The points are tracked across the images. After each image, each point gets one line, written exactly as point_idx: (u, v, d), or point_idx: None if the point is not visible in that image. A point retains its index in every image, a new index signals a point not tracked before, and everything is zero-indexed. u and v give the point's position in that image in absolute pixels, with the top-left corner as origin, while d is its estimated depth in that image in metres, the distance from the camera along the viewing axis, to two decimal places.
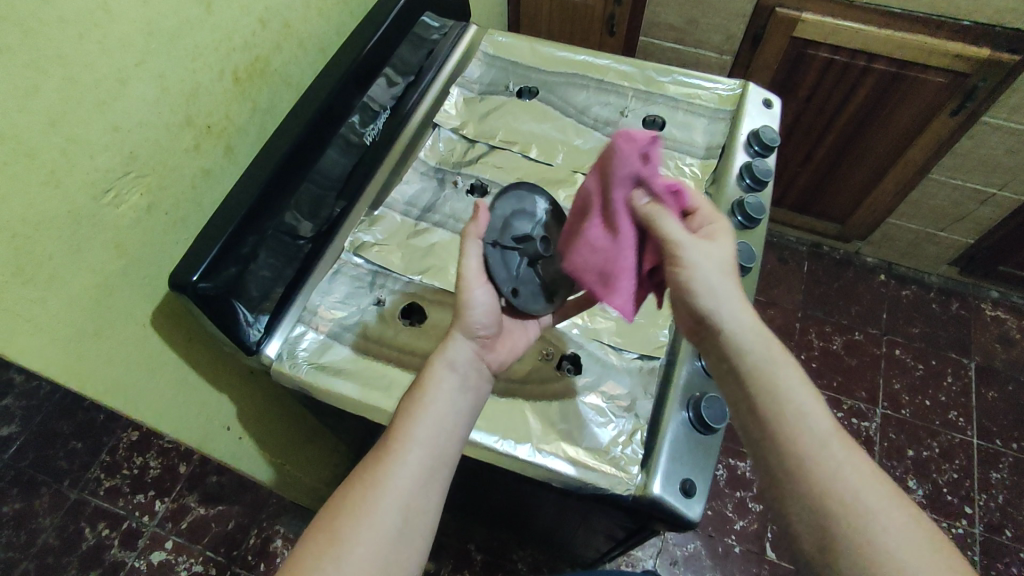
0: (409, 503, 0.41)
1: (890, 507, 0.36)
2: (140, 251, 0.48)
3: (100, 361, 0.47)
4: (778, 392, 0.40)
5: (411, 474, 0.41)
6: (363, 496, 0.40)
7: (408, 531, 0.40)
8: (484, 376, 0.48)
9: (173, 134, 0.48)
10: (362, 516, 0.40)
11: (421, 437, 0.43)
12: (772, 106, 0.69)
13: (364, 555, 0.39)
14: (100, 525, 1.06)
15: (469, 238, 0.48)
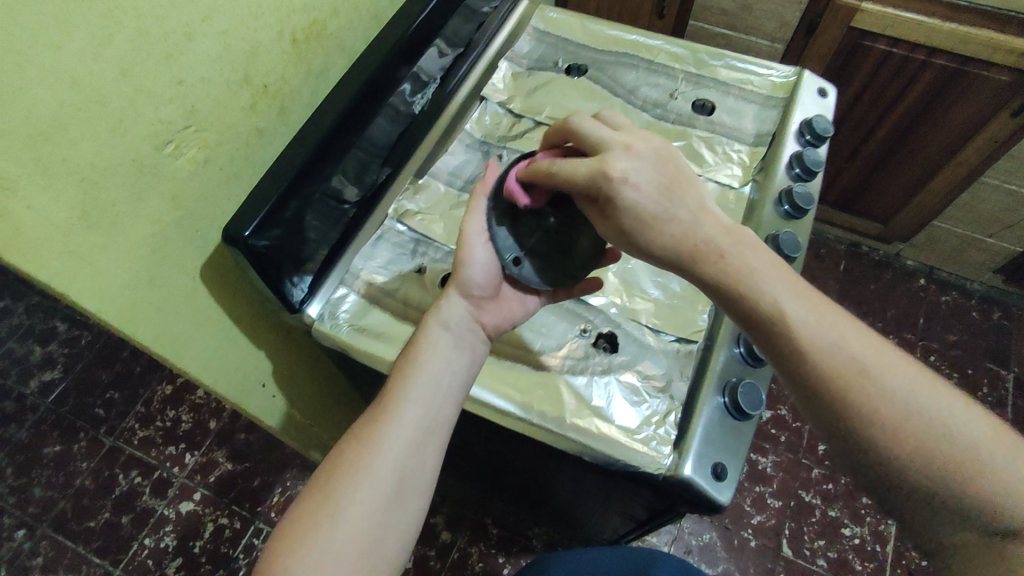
0: (405, 459, 0.44)
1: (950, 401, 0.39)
2: (196, 204, 0.49)
3: (152, 308, 0.49)
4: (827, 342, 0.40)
5: (407, 432, 0.44)
6: (361, 453, 0.43)
7: (404, 484, 0.44)
8: (479, 337, 0.50)
9: (232, 92, 0.49)
10: (360, 470, 0.43)
11: (416, 399, 0.45)
12: (827, 96, 0.67)
13: (359, 506, 0.42)
14: (134, 472, 1.11)
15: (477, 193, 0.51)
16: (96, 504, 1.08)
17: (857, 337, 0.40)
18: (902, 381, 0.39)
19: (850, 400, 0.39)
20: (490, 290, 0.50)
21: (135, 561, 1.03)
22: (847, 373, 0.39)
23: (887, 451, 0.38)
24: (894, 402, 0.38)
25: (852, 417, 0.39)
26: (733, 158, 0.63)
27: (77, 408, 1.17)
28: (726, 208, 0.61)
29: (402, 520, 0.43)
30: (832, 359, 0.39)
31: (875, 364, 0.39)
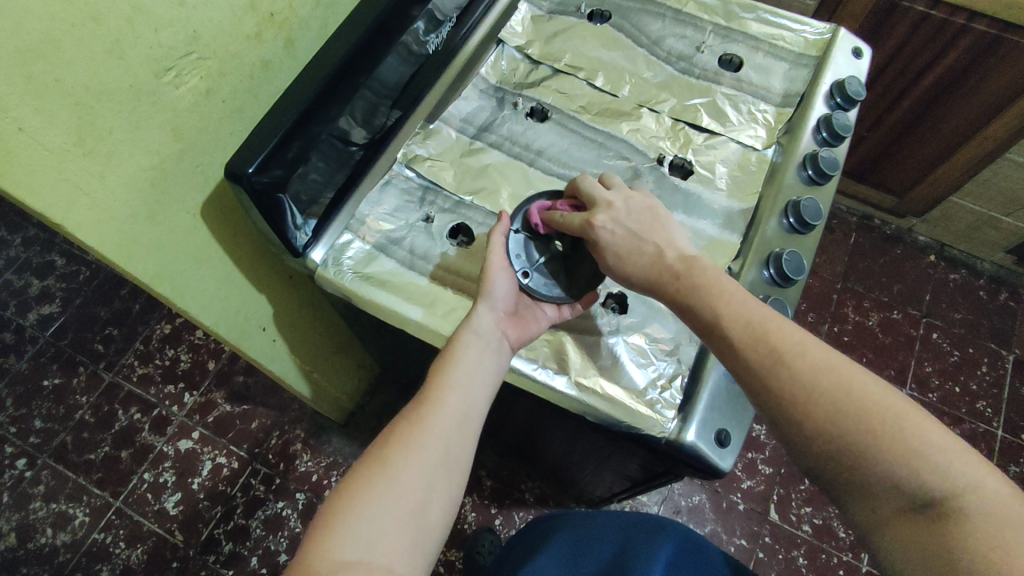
0: (449, 442, 0.44)
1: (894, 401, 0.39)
2: (196, 137, 0.47)
3: (151, 244, 0.47)
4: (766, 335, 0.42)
5: (451, 415, 0.44)
6: (408, 434, 0.43)
7: (448, 468, 0.43)
8: (506, 345, 0.48)
9: (237, 19, 0.46)
10: (408, 451, 0.42)
11: (461, 383, 0.45)
12: (861, 57, 0.64)
13: (412, 479, 0.41)
14: (133, 408, 1.11)
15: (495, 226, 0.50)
16: (96, 438, 1.09)
17: (793, 336, 0.42)
18: (839, 378, 0.40)
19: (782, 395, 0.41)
20: (512, 306, 0.49)
21: (134, 494, 1.05)
22: (780, 369, 0.41)
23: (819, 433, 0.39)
24: (828, 399, 0.40)
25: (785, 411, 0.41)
26: (757, 119, 0.61)
27: (76, 343, 1.17)
28: (747, 169, 0.58)
29: (449, 497, 0.43)
30: (769, 353, 0.42)
31: (808, 351, 0.41)
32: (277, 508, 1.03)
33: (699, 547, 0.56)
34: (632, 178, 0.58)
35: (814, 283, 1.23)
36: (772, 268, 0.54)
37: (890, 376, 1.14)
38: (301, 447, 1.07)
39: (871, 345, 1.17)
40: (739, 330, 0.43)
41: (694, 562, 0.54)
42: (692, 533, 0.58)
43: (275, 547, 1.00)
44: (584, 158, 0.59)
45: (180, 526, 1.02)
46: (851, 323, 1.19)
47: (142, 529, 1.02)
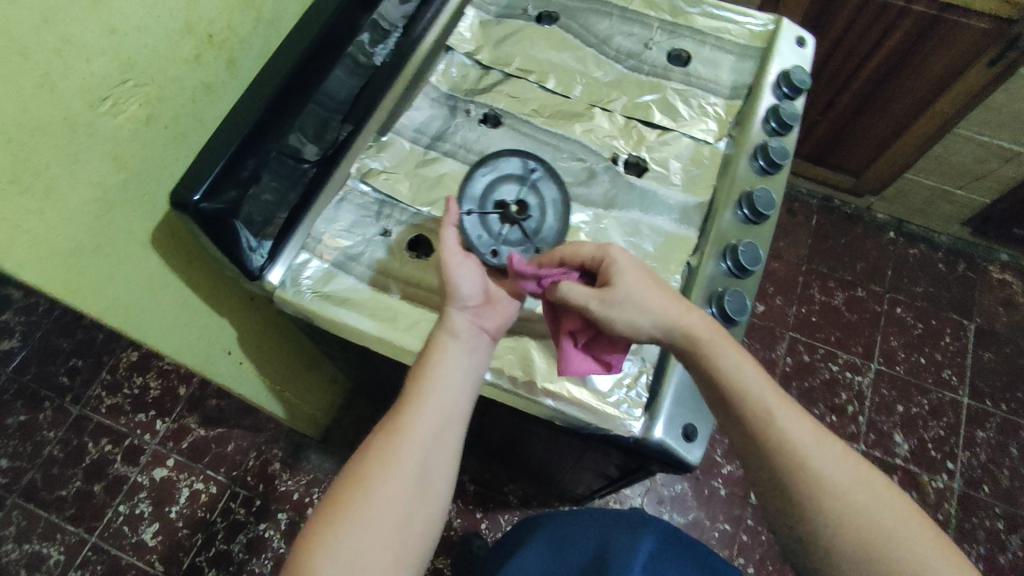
0: (428, 452, 0.43)
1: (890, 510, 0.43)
2: (140, 165, 0.46)
3: (100, 278, 0.46)
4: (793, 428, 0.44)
5: (428, 426, 0.43)
6: (384, 448, 0.42)
7: (429, 482, 0.43)
8: (486, 338, 0.47)
9: (173, 42, 0.45)
10: (386, 466, 0.42)
11: (438, 391, 0.44)
12: (805, 45, 0.65)
13: (391, 495, 0.41)
14: (103, 440, 1.08)
15: (444, 228, 0.49)
16: (66, 474, 1.06)
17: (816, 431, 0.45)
18: (860, 481, 0.43)
19: (805, 474, 0.43)
20: (483, 299, 0.48)
21: (111, 528, 1.02)
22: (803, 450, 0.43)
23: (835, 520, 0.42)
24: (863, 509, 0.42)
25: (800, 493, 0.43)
26: (707, 113, 0.61)
27: (39, 377, 1.13)
28: (701, 163, 0.59)
29: (431, 509, 0.43)
30: (789, 430, 0.44)
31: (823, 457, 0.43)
32: (258, 530, 1.02)
33: (676, 542, 0.56)
34: (588, 179, 0.58)
35: (780, 266, 1.25)
36: (729, 260, 0.55)
37: (858, 352, 1.17)
38: (282, 466, 1.06)
39: (838, 324, 1.19)
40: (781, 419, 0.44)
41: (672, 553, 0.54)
42: (666, 527, 0.57)
43: (260, 569, 0.99)
44: None
45: (160, 557, 1.00)
46: (819, 304, 1.22)
47: (121, 564, 1.00)
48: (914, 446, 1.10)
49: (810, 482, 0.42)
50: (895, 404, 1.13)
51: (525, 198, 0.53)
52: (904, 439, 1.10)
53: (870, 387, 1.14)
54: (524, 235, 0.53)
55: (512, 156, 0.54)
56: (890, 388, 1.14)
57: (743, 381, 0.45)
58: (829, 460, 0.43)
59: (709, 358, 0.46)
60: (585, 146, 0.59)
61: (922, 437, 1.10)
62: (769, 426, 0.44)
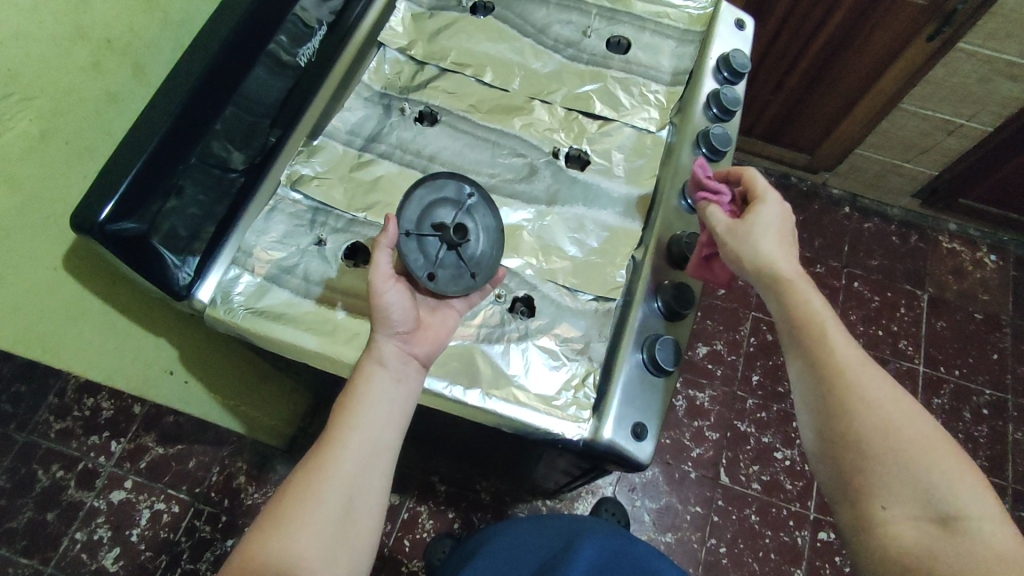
0: (353, 486, 0.43)
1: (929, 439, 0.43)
2: (39, 186, 0.43)
3: (6, 309, 0.43)
4: (837, 350, 0.46)
5: (352, 462, 0.43)
6: (305, 487, 0.42)
7: (356, 516, 0.42)
8: (416, 365, 0.46)
9: (63, 52, 0.42)
10: (309, 502, 0.41)
11: (365, 422, 0.44)
12: (744, 28, 0.64)
13: (311, 536, 0.41)
14: (55, 466, 1.04)
15: (376, 251, 0.45)
16: (17, 504, 1.02)
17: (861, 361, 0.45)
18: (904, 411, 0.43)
19: (847, 396, 0.44)
20: (413, 324, 0.47)
21: (69, 557, 0.98)
22: (856, 379, 0.44)
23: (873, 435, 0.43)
24: (896, 432, 0.43)
25: (853, 408, 0.44)
26: (649, 101, 0.60)
27: None
28: (643, 153, 0.58)
29: (357, 545, 0.42)
30: (851, 360, 0.45)
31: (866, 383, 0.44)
32: (226, 547, 0.99)
33: (626, 551, 0.56)
34: (529, 175, 0.56)
35: None
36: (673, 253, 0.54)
37: None
38: (246, 480, 1.03)
39: None
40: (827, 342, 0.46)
41: (619, 564, 0.54)
42: (617, 539, 0.57)
43: None
44: (479, 159, 0.57)
45: None
46: None
47: None
48: None
49: (865, 419, 0.43)
50: None
51: (462, 223, 0.48)
52: None
53: None
54: (461, 260, 0.48)
55: (450, 177, 0.48)
56: None
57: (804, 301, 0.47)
58: (885, 395, 0.44)
59: (785, 285, 0.48)
60: (526, 141, 0.57)
61: None
62: (829, 350, 0.46)
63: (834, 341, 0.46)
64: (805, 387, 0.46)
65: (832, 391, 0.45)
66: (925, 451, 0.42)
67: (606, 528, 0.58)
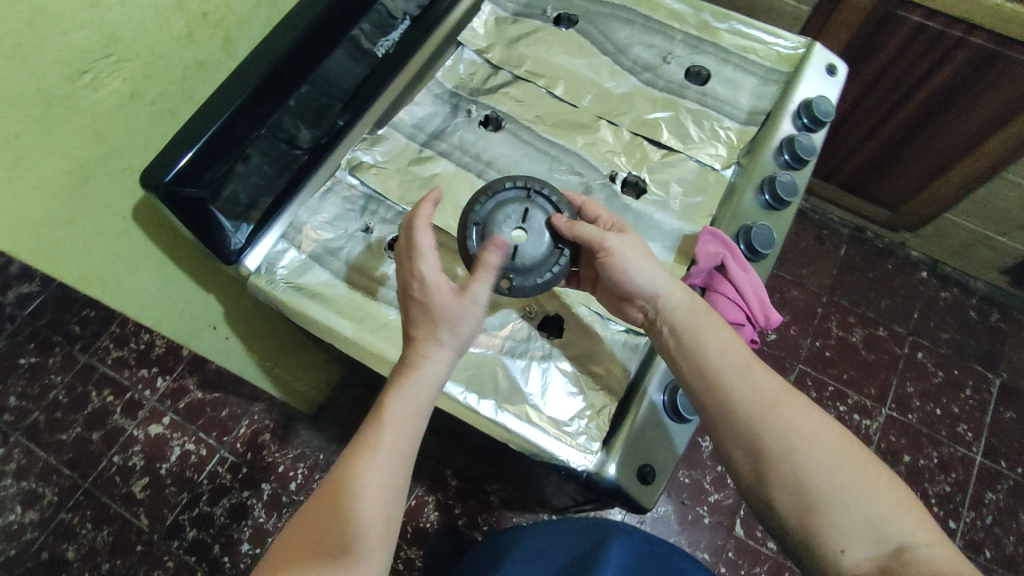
0: (389, 483, 0.42)
1: (854, 465, 0.42)
2: (121, 140, 0.46)
3: (73, 247, 0.47)
4: (751, 388, 0.44)
5: (393, 453, 0.42)
6: (347, 478, 0.41)
7: (391, 518, 0.41)
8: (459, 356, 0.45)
9: (162, 20, 0.44)
10: (346, 501, 0.41)
11: (399, 417, 0.43)
12: (835, 74, 0.61)
13: (354, 529, 0.40)
14: (106, 391, 1.12)
15: (419, 230, 0.46)
16: (68, 419, 1.10)
17: (775, 392, 0.44)
18: (828, 440, 0.43)
19: (770, 437, 0.43)
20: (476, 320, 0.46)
21: (103, 476, 1.05)
22: (773, 423, 0.43)
23: (804, 472, 0.41)
24: (823, 463, 0.42)
25: (779, 448, 0.42)
26: (720, 137, 0.58)
27: (53, 322, 1.17)
28: (704, 190, 0.56)
29: (394, 535, 0.42)
30: (762, 401, 0.44)
31: (784, 418, 0.43)
32: (242, 498, 1.03)
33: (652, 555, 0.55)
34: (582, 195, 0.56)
35: (799, 295, 1.20)
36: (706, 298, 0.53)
37: (870, 395, 1.12)
38: (270, 438, 1.07)
39: (852, 362, 1.14)
40: (741, 383, 0.45)
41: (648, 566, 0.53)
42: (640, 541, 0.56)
43: (238, 535, 1.01)
44: (535, 172, 0.57)
45: (146, 510, 1.03)
46: (835, 338, 1.17)
47: (109, 512, 1.03)
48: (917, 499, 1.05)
49: (791, 459, 0.42)
50: (902, 453, 1.08)
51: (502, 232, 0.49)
52: None
53: (877, 432, 1.09)
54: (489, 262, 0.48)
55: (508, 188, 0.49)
56: (899, 436, 1.09)
57: (717, 341, 0.46)
58: (802, 425, 0.43)
59: (698, 336, 0.46)
60: (585, 161, 0.57)
61: (926, 491, 1.05)
62: (748, 389, 0.44)
63: (743, 386, 0.44)
64: (728, 436, 0.44)
65: (753, 436, 0.43)
66: (851, 480, 0.41)
67: (632, 529, 0.57)
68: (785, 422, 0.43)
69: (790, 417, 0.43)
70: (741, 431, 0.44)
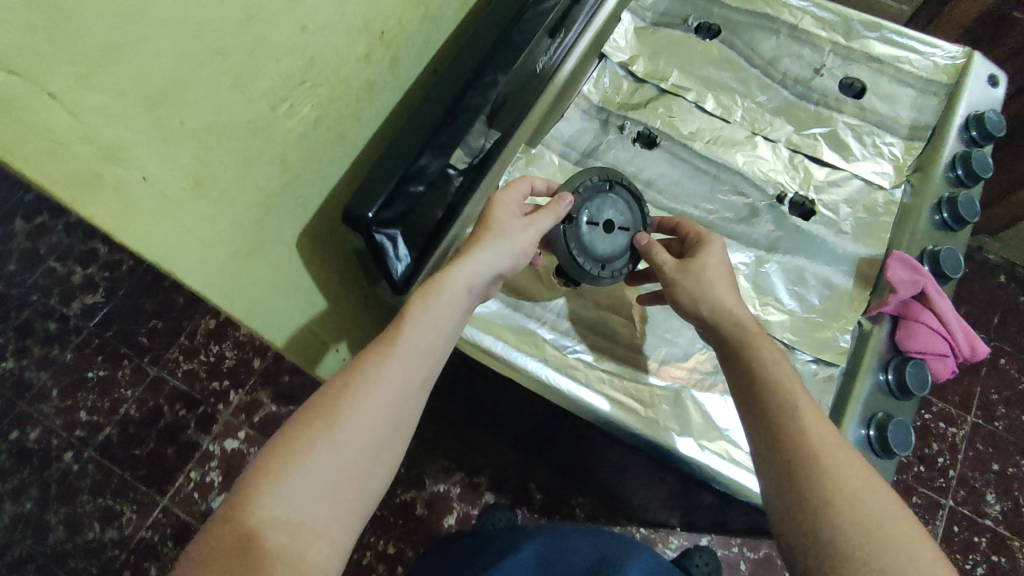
0: (402, 386, 0.39)
1: (908, 533, 0.35)
2: (301, 168, 0.44)
3: (250, 282, 0.44)
4: (802, 424, 0.39)
5: (409, 353, 0.40)
6: (362, 370, 0.39)
7: (393, 427, 0.38)
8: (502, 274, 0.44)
9: (350, 42, 0.42)
10: (357, 391, 0.38)
11: (422, 324, 0.41)
12: (998, 86, 0.58)
13: (358, 430, 0.37)
14: (177, 405, 1.08)
15: (547, 210, 0.46)
16: (142, 434, 1.07)
17: (828, 436, 0.38)
18: (881, 498, 0.37)
19: (817, 482, 0.37)
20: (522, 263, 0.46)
21: (181, 493, 1.03)
22: (819, 468, 0.37)
23: (851, 527, 0.35)
24: (876, 522, 0.35)
25: (823, 496, 0.36)
26: (884, 153, 0.56)
27: (121, 335, 1.13)
28: (875, 212, 0.54)
29: (391, 452, 0.38)
30: (823, 432, 0.38)
31: (840, 465, 0.37)
32: None
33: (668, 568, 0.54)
34: (749, 217, 0.54)
35: None
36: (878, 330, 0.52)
37: (955, 403, 1.10)
38: None
39: None
40: (794, 417, 0.39)
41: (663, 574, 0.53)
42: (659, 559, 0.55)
43: None
44: (697, 192, 0.55)
45: None
46: None
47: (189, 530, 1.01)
48: (1008, 509, 1.03)
49: (831, 508, 0.36)
50: (990, 462, 1.06)
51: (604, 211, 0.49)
52: (997, 500, 1.03)
53: (964, 440, 1.07)
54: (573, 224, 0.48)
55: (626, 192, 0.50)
56: (986, 445, 1.07)
57: (771, 362, 0.41)
58: (854, 476, 0.37)
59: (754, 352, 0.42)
60: (749, 180, 0.55)
61: (1017, 501, 1.04)
62: (800, 424, 0.39)
63: (802, 412, 0.39)
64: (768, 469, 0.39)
65: (794, 476, 0.37)
66: (902, 545, 0.35)
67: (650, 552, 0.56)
68: (836, 469, 0.37)
69: (847, 466, 0.37)
70: (787, 471, 0.38)
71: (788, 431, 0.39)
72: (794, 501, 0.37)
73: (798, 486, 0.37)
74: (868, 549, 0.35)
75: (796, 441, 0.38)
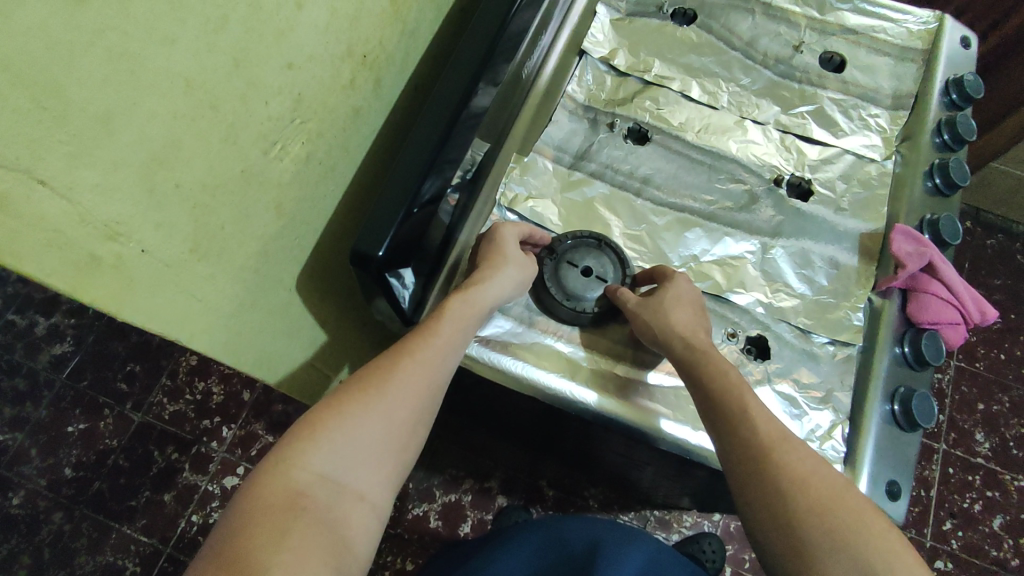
0: (441, 378, 0.41)
1: (862, 510, 0.36)
2: (296, 209, 0.41)
3: (254, 334, 0.42)
4: (751, 416, 0.40)
5: (451, 347, 0.42)
6: (412, 352, 0.40)
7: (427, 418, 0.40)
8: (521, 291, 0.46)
9: (334, 71, 0.40)
10: (406, 375, 0.39)
11: (462, 322, 0.42)
12: (969, 47, 0.59)
13: (402, 414, 0.39)
14: (168, 447, 1.00)
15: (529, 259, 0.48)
16: (135, 484, 0.98)
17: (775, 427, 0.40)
18: (833, 478, 0.38)
19: (765, 468, 0.38)
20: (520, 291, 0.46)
21: (185, 539, 0.95)
22: (767, 456, 0.38)
23: (800, 508, 0.36)
24: (826, 501, 0.36)
25: (771, 482, 0.38)
26: (871, 125, 0.56)
27: (96, 384, 1.04)
28: (869, 185, 0.54)
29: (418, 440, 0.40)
30: (771, 428, 0.40)
31: (790, 451, 0.39)
32: None
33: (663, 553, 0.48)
34: (749, 204, 0.54)
35: None
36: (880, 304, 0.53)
37: None
38: None
39: None
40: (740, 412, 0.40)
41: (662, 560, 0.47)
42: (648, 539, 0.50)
43: None
44: (695, 183, 0.54)
45: None
46: None
47: None
48: (996, 445, 1.04)
49: (782, 494, 0.37)
50: (976, 402, 1.07)
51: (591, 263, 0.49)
52: (986, 437, 1.04)
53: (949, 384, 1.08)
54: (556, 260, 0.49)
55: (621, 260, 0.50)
56: (970, 386, 1.09)
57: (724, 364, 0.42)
58: (806, 461, 0.38)
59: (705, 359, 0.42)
60: (744, 167, 0.55)
61: (1004, 436, 1.05)
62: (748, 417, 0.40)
63: (752, 408, 0.40)
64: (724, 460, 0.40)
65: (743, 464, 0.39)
66: (853, 519, 0.36)
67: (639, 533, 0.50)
68: (785, 455, 0.38)
69: (795, 451, 0.39)
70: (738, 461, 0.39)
71: (737, 425, 0.40)
72: (746, 489, 0.39)
73: (748, 475, 0.38)
74: (819, 527, 0.36)
75: (745, 433, 0.39)
